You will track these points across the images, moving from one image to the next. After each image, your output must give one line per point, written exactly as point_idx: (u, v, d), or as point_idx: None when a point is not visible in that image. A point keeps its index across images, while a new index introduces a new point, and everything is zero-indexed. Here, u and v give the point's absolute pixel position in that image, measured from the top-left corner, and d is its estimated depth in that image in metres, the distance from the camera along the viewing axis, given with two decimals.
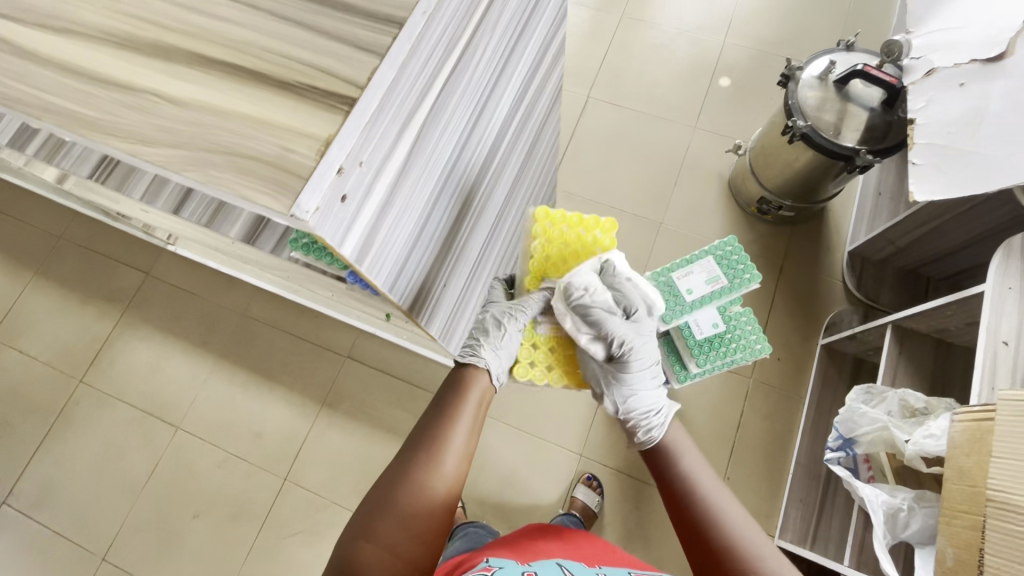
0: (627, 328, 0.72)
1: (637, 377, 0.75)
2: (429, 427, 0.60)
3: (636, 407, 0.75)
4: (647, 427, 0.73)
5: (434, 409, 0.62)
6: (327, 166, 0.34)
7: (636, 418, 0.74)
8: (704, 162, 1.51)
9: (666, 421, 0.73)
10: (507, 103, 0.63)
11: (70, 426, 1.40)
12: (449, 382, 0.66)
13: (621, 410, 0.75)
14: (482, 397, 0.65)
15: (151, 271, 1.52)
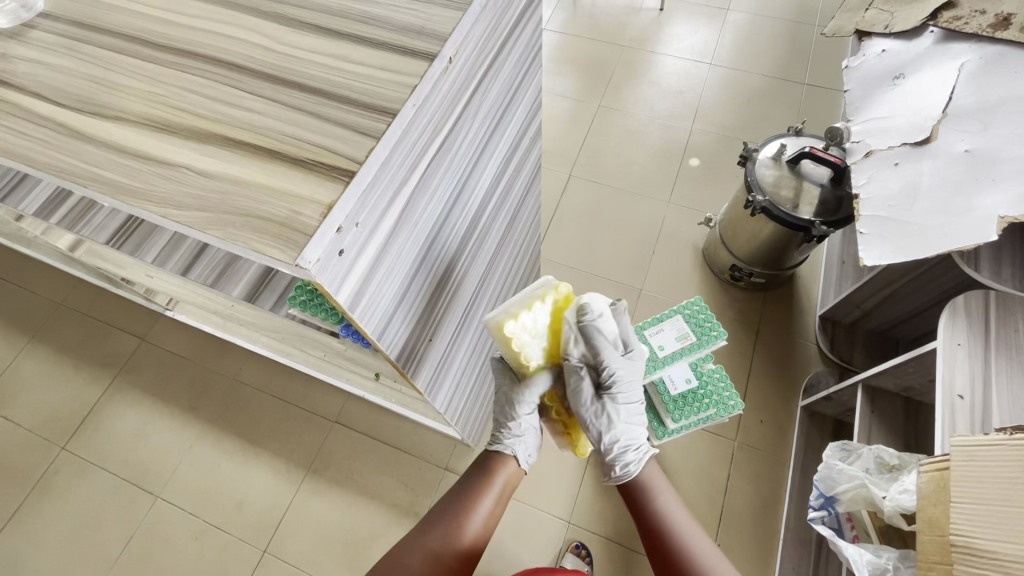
0: (622, 361, 0.76)
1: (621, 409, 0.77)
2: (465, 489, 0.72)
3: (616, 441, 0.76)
4: (623, 463, 0.77)
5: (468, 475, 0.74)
6: (328, 225, 0.41)
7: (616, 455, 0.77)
8: (679, 233, 1.62)
9: (642, 459, 0.78)
10: (487, 180, 0.72)
11: (45, 496, 1.36)
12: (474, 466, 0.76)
13: (608, 445, 0.76)
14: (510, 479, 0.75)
15: (147, 337, 1.55)
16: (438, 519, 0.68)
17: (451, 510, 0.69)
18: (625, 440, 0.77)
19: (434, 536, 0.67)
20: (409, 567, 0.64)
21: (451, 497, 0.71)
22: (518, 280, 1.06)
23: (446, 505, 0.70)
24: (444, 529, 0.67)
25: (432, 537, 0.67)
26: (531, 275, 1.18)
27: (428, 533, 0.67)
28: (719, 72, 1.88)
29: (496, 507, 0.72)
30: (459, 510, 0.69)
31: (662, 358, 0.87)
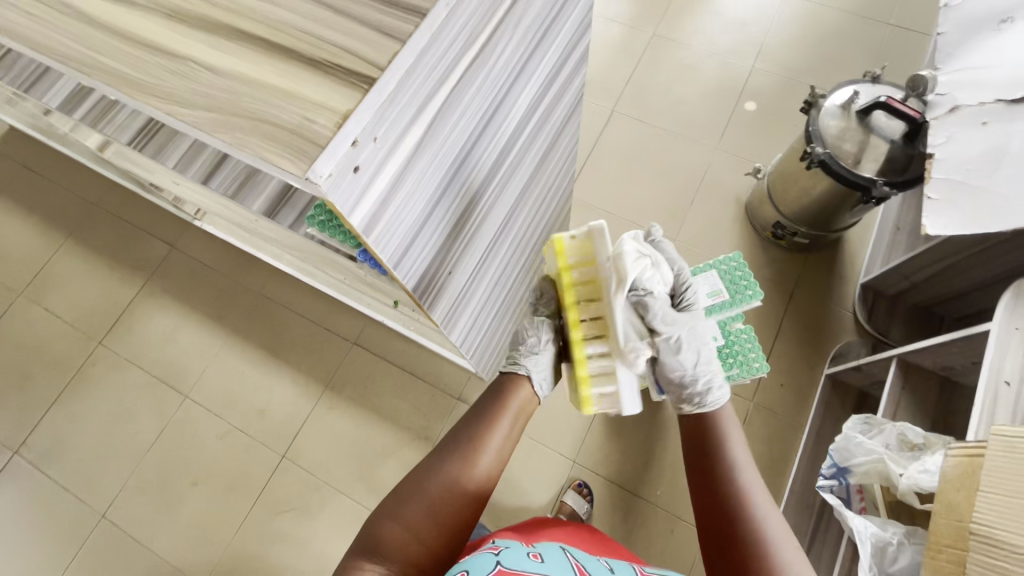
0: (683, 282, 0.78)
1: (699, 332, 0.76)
2: (476, 420, 0.67)
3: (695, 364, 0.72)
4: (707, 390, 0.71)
5: (479, 406, 0.69)
6: (343, 137, 0.37)
7: (699, 375, 0.72)
8: (722, 182, 1.52)
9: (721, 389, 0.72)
10: (522, 110, 0.67)
11: (85, 385, 1.45)
12: (489, 392, 0.71)
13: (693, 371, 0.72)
14: (522, 408, 0.70)
15: (176, 245, 1.57)
16: (463, 450, 0.62)
17: (474, 441, 0.64)
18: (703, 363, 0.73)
19: (451, 465, 0.61)
20: (432, 500, 0.58)
21: (472, 427, 0.65)
22: (547, 220, 1.01)
23: (467, 433, 0.65)
24: (462, 458, 0.62)
25: (457, 469, 0.61)
26: (560, 216, 1.12)
27: (450, 462, 0.61)
28: (793, 3, 1.68)
29: (513, 438, 0.68)
30: (486, 441, 0.64)
31: None
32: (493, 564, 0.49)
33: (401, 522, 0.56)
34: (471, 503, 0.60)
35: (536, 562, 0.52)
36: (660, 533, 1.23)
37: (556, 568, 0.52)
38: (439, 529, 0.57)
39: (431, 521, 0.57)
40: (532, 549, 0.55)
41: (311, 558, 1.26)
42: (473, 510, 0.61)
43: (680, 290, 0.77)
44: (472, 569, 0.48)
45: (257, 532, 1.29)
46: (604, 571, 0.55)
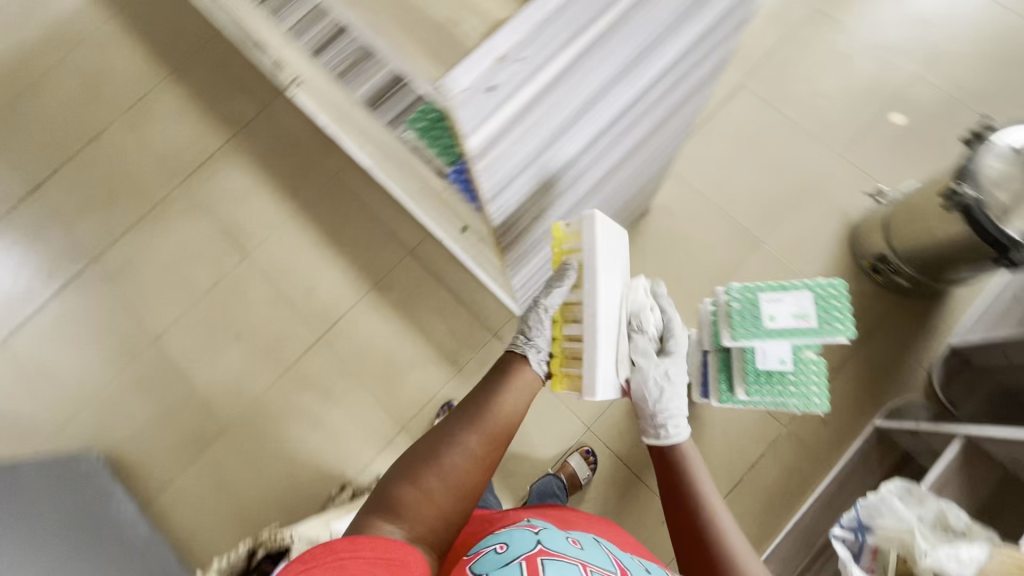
0: (678, 336, 0.86)
1: (675, 383, 0.82)
2: (482, 395, 0.70)
3: (666, 403, 0.80)
4: (672, 424, 0.81)
5: (486, 382, 0.72)
6: (488, 50, 0.32)
7: (660, 411, 0.80)
8: (835, 195, 1.38)
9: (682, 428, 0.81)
10: (670, 59, 0.59)
11: (160, 219, 1.53)
12: (494, 369, 0.74)
13: (661, 402, 0.80)
14: (529, 385, 0.73)
15: (267, 108, 1.58)
16: (478, 423, 0.66)
17: (480, 413, 0.67)
18: (674, 404, 0.81)
19: (461, 435, 0.65)
20: (444, 467, 0.62)
21: (479, 401, 0.69)
22: (638, 179, 0.94)
23: (473, 407, 0.68)
24: (470, 428, 0.65)
25: (472, 441, 0.64)
26: (650, 176, 1.04)
27: (466, 434, 0.65)
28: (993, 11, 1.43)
29: (519, 412, 0.71)
30: (500, 416, 0.68)
31: (767, 330, 0.75)
32: (533, 542, 0.54)
33: (418, 487, 0.60)
34: (477, 470, 0.64)
35: (575, 548, 0.56)
36: (650, 520, 1.24)
37: (595, 556, 0.56)
38: (453, 491, 0.61)
39: (445, 488, 0.61)
40: (568, 535, 0.59)
41: (325, 436, 1.35)
42: (480, 479, 0.64)
43: (666, 337, 0.86)
44: (513, 544, 0.54)
45: (281, 397, 1.38)
46: (642, 568, 0.59)
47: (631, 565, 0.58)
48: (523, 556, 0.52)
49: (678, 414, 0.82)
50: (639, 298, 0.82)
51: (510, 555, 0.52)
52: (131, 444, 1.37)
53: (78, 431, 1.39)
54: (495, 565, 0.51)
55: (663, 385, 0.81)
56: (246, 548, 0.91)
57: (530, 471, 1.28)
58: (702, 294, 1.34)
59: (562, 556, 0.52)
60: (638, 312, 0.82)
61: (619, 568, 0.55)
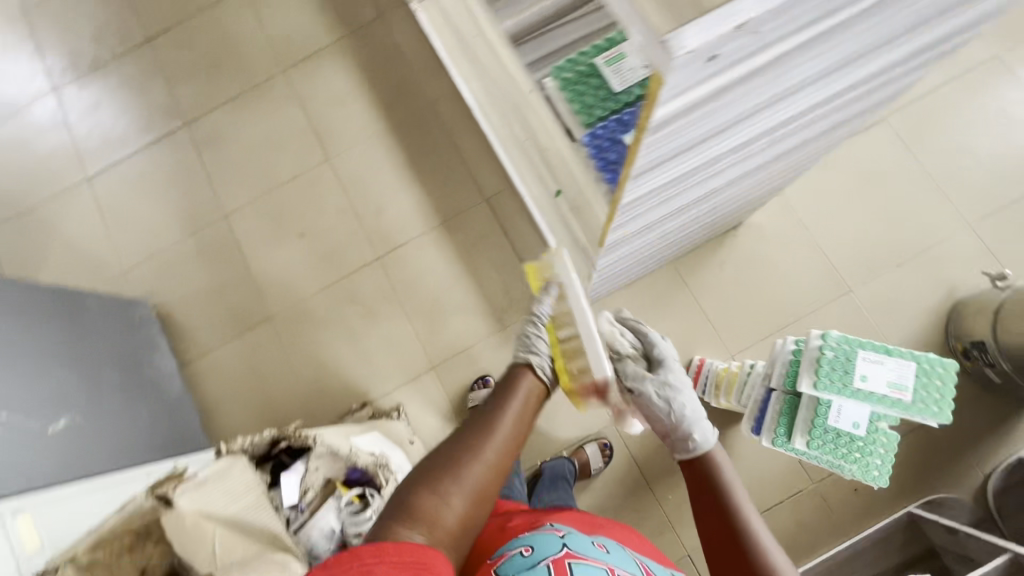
0: (663, 348, 0.83)
1: (680, 386, 0.77)
2: (491, 403, 0.69)
3: (677, 410, 0.74)
4: (697, 429, 0.72)
5: (495, 392, 0.71)
6: (732, 13, 0.27)
7: (679, 421, 0.73)
8: (947, 264, 1.27)
9: (709, 428, 0.72)
10: (868, 71, 0.53)
11: (257, 101, 1.54)
12: (502, 379, 0.73)
13: (678, 413, 0.74)
14: (533, 392, 0.72)
15: (384, 16, 1.54)
16: (496, 432, 0.65)
17: (491, 419, 0.67)
18: (689, 411, 0.74)
19: (474, 441, 0.64)
20: (461, 474, 0.61)
21: (489, 408, 0.68)
22: (752, 186, 0.88)
23: (483, 414, 0.67)
24: (482, 434, 0.65)
25: (490, 452, 0.63)
26: (763, 186, 0.98)
27: (485, 443, 0.64)
28: None
29: (528, 418, 0.70)
30: (516, 429, 0.67)
31: (856, 390, 0.70)
32: (560, 545, 0.58)
33: (437, 495, 0.59)
34: (491, 474, 0.63)
35: (601, 551, 0.59)
36: (648, 529, 1.23)
37: (619, 559, 0.59)
38: (469, 499, 0.60)
39: (462, 495, 0.60)
40: (594, 540, 0.61)
41: (359, 353, 1.38)
42: (494, 484, 0.63)
43: (655, 351, 0.83)
44: (541, 547, 0.58)
45: (328, 304, 1.41)
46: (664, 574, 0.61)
47: (656, 570, 0.60)
48: (552, 560, 0.55)
49: (699, 415, 0.74)
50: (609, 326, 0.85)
51: (539, 559, 0.56)
52: (183, 306, 1.44)
53: (140, 281, 1.46)
54: (524, 568, 0.55)
55: (665, 395, 0.76)
56: (270, 436, 0.94)
57: (544, 446, 1.28)
58: (771, 326, 1.28)
59: (587, 561, 0.56)
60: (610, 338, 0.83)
61: (641, 573, 0.58)
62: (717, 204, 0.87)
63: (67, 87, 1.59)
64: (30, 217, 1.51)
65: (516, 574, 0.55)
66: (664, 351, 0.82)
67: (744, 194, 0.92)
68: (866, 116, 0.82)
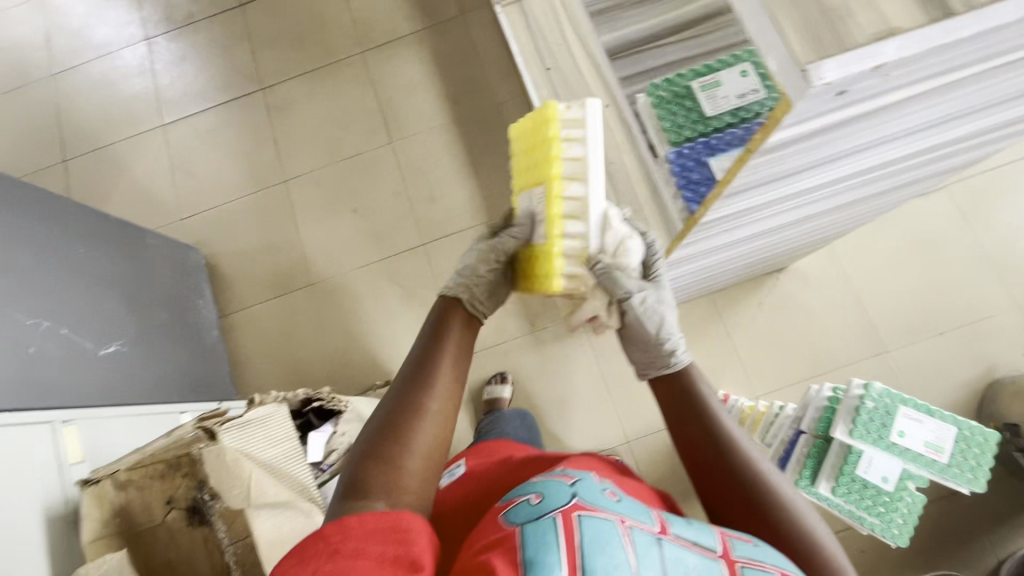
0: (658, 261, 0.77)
1: (666, 306, 0.72)
2: (422, 355, 0.65)
3: (667, 329, 0.70)
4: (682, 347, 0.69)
5: (422, 345, 0.67)
6: (871, 54, 0.30)
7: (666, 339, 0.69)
8: (988, 342, 1.25)
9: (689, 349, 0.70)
10: (959, 136, 0.55)
11: (333, 77, 1.60)
12: (433, 329, 0.69)
13: (665, 334, 0.69)
14: (466, 333, 0.69)
15: (466, 15, 1.59)
16: (438, 380, 0.62)
17: (424, 373, 0.63)
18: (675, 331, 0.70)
19: (409, 399, 0.60)
20: (402, 437, 0.57)
21: (421, 361, 0.64)
22: (810, 232, 0.91)
23: (416, 370, 0.63)
24: (416, 390, 0.61)
25: (432, 406, 0.60)
26: (818, 234, 1.00)
27: (427, 395, 0.61)
28: None
29: (465, 358, 0.67)
30: (459, 376, 0.65)
31: (893, 444, 0.70)
32: (568, 495, 0.51)
33: (388, 465, 0.55)
34: (436, 426, 0.60)
35: (611, 501, 0.52)
36: None
37: (631, 509, 0.52)
38: (421, 458, 0.57)
39: (415, 455, 0.57)
40: (607, 487, 0.56)
41: (391, 332, 1.41)
42: (442, 431, 0.60)
43: (651, 263, 0.77)
44: (547, 493, 0.51)
45: (368, 280, 1.45)
46: (681, 520, 0.53)
47: (671, 518, 0.53)
48: (559, 510, 0.48)
49: (678, 331, 0.70)
50: (622, 227, 0.72)
51: (544, 508, 0.49)
52: (230, 259, 1.49)
53: (195, 229, 1.52)
54: (529, 516, 0.48)
55: (659, 314, 0.71)
56: (304, 394, 0.98)
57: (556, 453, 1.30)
58: (800, 374, 1.27)
59: (597, 511, 0.49)
60: (621, 245, 0.72)
61: (656, 522, 0.51)
62: (774, 244, 0.90)
63: (158, 38, 1.67)
64: (105, 153, 1.59)
65: (521, 523, 0.48)
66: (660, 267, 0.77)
67: (798, 238, 0.95)
68: (940, 179, 0.84)
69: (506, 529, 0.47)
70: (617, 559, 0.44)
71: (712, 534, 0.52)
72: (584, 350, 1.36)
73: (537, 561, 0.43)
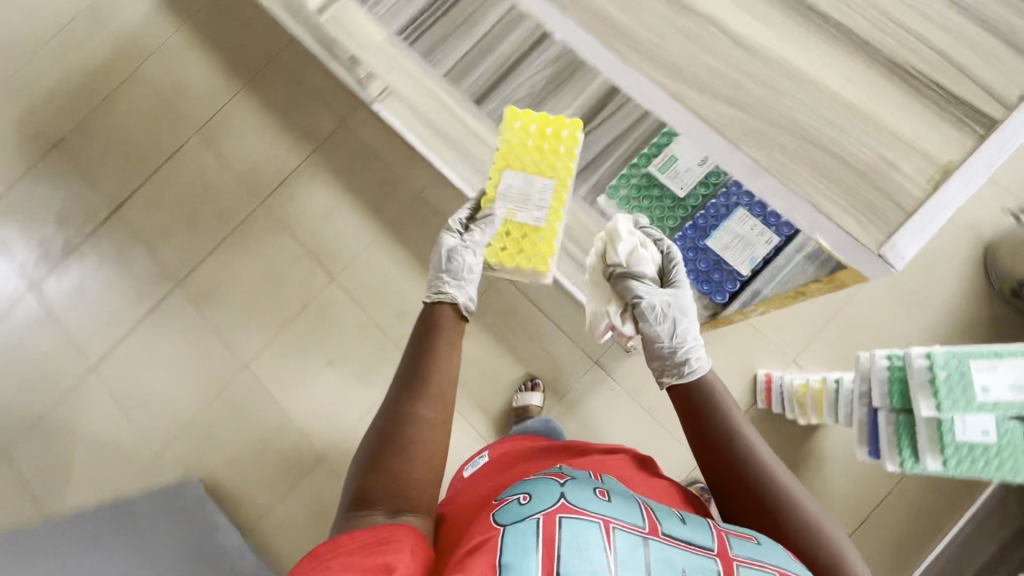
0: (681, 276, 0.88)
1: (685, 320, 0.84)
2: (414, 362, 0.75)
3: (683, 345, 0.80)
4: (695, 359, 0.77)
5: (413, 349, 0.78)
6: None
7: (678, 355, 0.79)
8: (966, 211, 1.27)
9: (704, 364, 0.77)
10: None
11: (244, 240, 1.50)
12: (421, 327, 0.82)
13: (679, 351, 0.80)
14: (446, 331, 0.81)
15: (346, 121, 1.52)
16: (430, 393, 0.71)
17: (417, 379, 0.73)
18: (694, 350, 0.79)
19: (404, 405, 0.70)
20: (403, 440, 0.66)
21: (415, 365, 0.75)
22: None
23: (413, 373, 0.74)
24: (413, 395, 0.71)
25: (425, 411, 0.69)
26: None
27: (421, 405, 0.70)
28: None
29: (450, 361, 0.76)
30: (445, 386, 0.73)
31: (981, 403, 0.70)
32: (556, 496, 0.54)
33: (387, 475, 0.63)
34: (432, 430, 0.68)
35: (601, 501, 0.55)
36: None
37: (622, 508, 0.55)
38: (421, 465, 0.65)
39: (416, 464, 0.65)
40: (597, 485, 0.58)
41: None
42: (437, 437, 0.68)
43: (669, 270, 0.91)
44: (538, 497, 0.54)
45: None
46: (676, 518, 0.57)
47: (663, 516, 0.56)
48: (542, 512, 0.51)
49: (697, 347, 0.80)
50: (630, 240, 0.92)
51: (531, 509, 0.52)
52: (229, 471, 1.37)
53: (179, 458, 1.39)
54: (515, 518, 0.52)
55: (674, 326, 0.83)
56: None
57: None
58: (821, 321, 1.26)
59: (581, 512, 0.51)
60: (632, 256, 0.91)
61: (647, 522, 0.54)
62: None
63: (44, 281, 1.52)
64: (46, 426, 1.43)
65: (505, 524, 0.52)
66: (680, 277, 0.88)
67: None
68: None
69: (493, 529, 0.51)
70: (596, 558, 0.48)
71: (710, 532, 0.56)
72: (616, 393, 1.31)
73: (512, 564, 0.46)
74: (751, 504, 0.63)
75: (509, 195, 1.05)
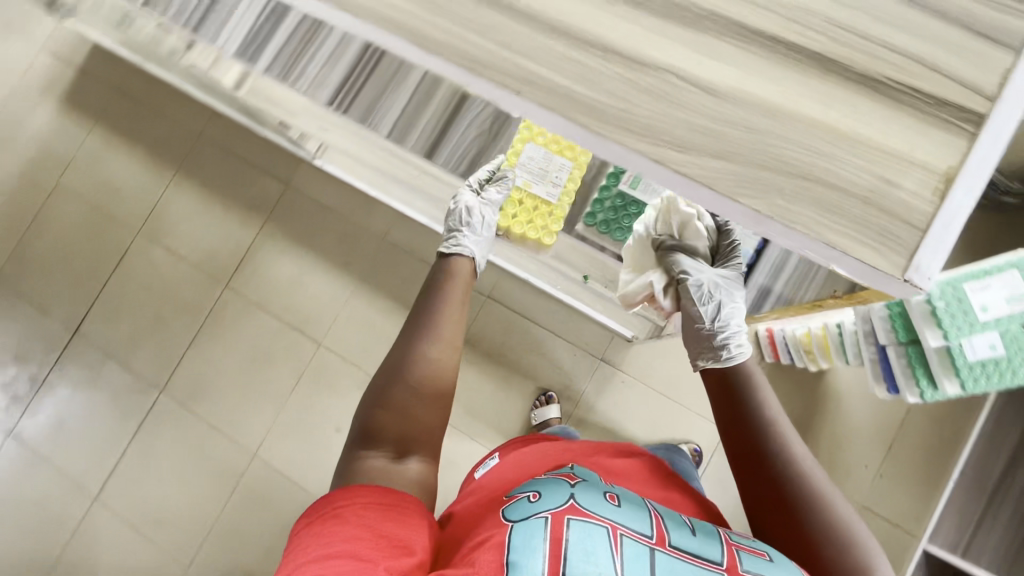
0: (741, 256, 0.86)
1: (733, 303, 0.81)
2: (421, 303, 0.75)
3: (727, 327, 0.78)
4: (738, 343, 0.76)
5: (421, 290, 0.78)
6: None
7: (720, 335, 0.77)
8: None
9: (746, 348, 0.75)
10: None
11: (218, 328, 1.45)
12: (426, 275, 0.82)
13: (719, 334, 0.77)
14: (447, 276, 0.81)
15: (291, 182, 1.47)
16: (437, 335, 0.71)
17: (424, 321, 0.72)
18: (739, 333, 0.77)
19: (411, 345, 0.70)
20: (411, 379, 0.67)
21: (417, 307, 0.75)
22: None
23: (416, 316, 0.74)
24: (422, 334, 0.71)
25: (432, 353, 0.69)
26: None
27: (427, 345, 0.70)
28: None
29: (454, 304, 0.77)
30: (454, 333, 0.73)
31: (984, 322, 0.73)
32: (566, 497, 0.53)
33: (390, 410, 0.65)
34: (440, 375, 0.69)
35: (612, 506, 0.53)
36: None
37: (631, 514, 0.53)
38: (424, 406, 0.66)
39: (420, 404, 0.66)
40: (608, 489, 0.57)
41: None
42: (445, 381, 0.69)
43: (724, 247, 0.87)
44: (547, 495, 0.54)
45: None
46: (685, 528, 0.55)
47: (673, 524, 0.55)
48: (550, 511, 0.51)
49: (740, 332, 0.77)
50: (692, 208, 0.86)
51: (540, 507, 0.52)
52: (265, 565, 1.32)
53: (209, 566, 1.34)
54: (523, 514, 0.52)
55: (722, 305, 0.80)
56: None
57: None
58: None
59: (591, 517, 0.50)
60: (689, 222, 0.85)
61: (654, 532, 0.52)
62: None
63: (20, 424, 1.44)
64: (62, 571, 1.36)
65: (514, 520, 0.52)
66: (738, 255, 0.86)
67: None
68: None
69: (500, 526, 0.52)
70: (603, 563, 0.47)
71: (720, 547, 0.54)
72: (628, 383, 1.31)
73: (517, 562, 0.46)
74: (772, 500, 0.62)
75: (530, 166, 1.05)
